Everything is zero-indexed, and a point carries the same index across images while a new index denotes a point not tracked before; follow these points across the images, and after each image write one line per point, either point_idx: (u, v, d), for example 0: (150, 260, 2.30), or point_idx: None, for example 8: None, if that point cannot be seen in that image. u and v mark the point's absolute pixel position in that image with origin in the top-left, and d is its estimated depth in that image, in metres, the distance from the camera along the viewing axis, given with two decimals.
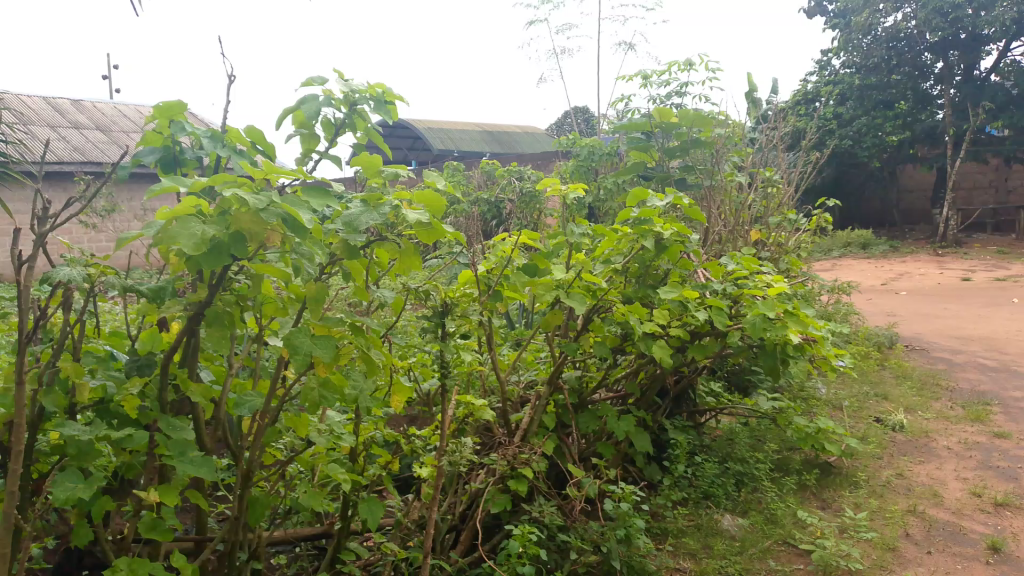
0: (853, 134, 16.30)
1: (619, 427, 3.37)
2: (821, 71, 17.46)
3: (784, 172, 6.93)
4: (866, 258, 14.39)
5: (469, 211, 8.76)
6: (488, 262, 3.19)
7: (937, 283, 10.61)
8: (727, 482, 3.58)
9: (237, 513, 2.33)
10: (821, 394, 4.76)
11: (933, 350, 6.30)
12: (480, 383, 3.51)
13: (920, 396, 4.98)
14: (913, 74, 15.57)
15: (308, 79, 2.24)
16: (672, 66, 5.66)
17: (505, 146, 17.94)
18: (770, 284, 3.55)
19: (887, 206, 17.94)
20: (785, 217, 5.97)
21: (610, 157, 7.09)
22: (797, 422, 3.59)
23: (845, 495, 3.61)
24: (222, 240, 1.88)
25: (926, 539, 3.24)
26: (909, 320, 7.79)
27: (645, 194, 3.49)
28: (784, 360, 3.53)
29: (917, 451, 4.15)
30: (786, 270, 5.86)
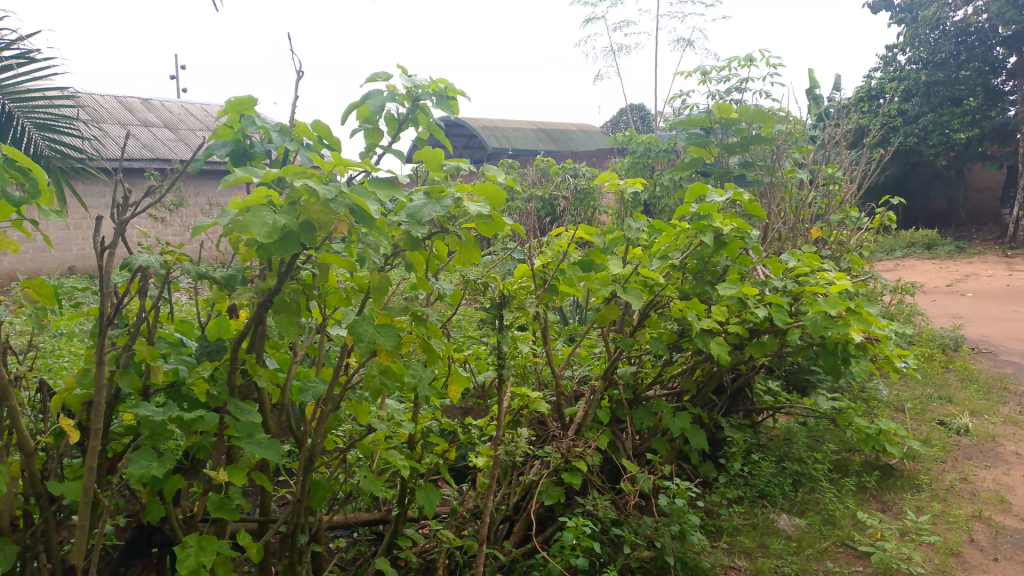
0: (918, 131, 15.82)
1: (674, 423, 3.35)
2: (886, 66, 16.98)
3: (846, 169, 6.77)
4: (930, 258, 13.98)
5: (524, 207, 8.79)
6: (544, 257, 3.21)
7: (1007, 285, 10.25)
8: (784, 481, 3.54)
9: (300, 497, 2.39)
10: (883, 395, 4.65)
11: (1002, 353, 6.10)
12: (535, 376, 3.53)
13: (987, 400, 4.83)
14: (984, 69, 15.03)
15: (372, 75, 2.28)
16: (732, 61, 5.59)
17: (560, 144, 17.90)
18: (832, 282, 3.48)
19: (954, 206, 17.37)
20: (848, 215, 5.83)
21: (667, 154, 7.02)
22: (858, 422, 3.52)
23: (907, 497, 3.53)
24: (293, 229, 1.94)
25: (992, 545, 3.15)
26: (977, 322, 7.54)
27: (705, 189, 3.45)
28: (845, 359, 3.47)
29: (983, 455, 4.03)
30: (847, 269, 5.74)
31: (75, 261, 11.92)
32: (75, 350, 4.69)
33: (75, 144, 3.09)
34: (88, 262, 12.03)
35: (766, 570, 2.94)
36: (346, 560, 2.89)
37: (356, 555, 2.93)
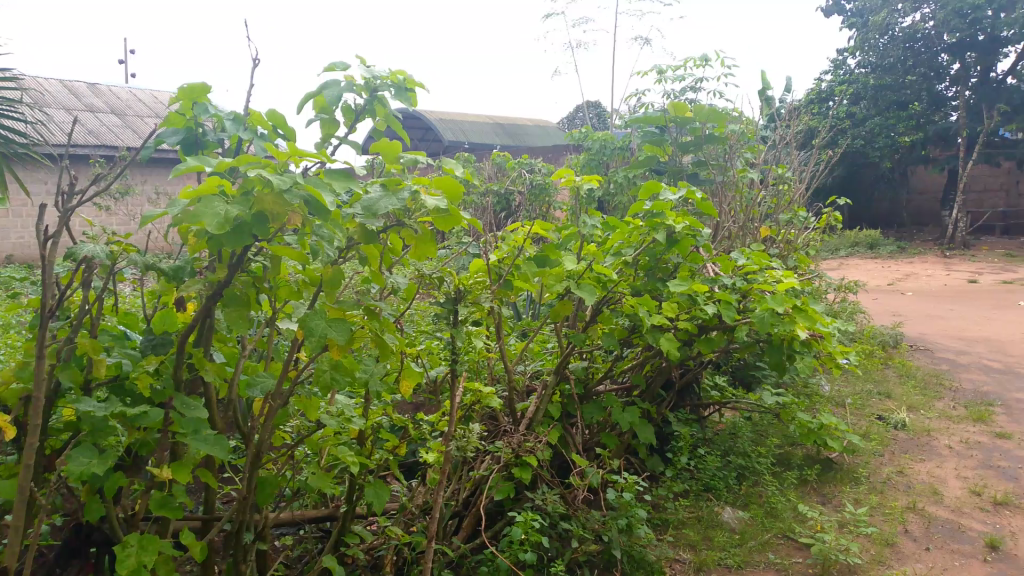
0: (865, 133, 16.19)
1: (623, 418, 3.40)
2: (835, 70, 17.33)
3: (796, 170, 6.90)
4: (872, 258, 14.36)
5: (479, 202, 8.78)
6: (500, 251, 3.23)
7: (944, 285, 10.57)
8: (728, 475, 3.62)
9: (246, 493, 2.36)
10: (824, 391, 4.76)
11: (938, 350, 6.30)
12: (488, 372, 3.52)
13: (922, 395, 4.97)
14: (929, 75, 15.43)
15: (330, 65, 2.25)
16: (687, 61, 5.70)
17: (515, 138, 17.91)
18: (780, 280, 3.55)
19: (896, 207, 17.87)
20: (796, 214, 5.93)
21: (622, 152, 7.10)
22: (800, 417, 3.60)
23: (846, 490, 3.63)
24: (245, 220, 1.91)
25: (925, 536, 3.25)
26: (915, 321, 7.78)
27: (658, 187, 3.52)
28: (790, 356, 3.55)
29: (918, 449, 4.15)
30: (793, 267, 5.87)
31: (14, 250, 11.58)
32: (13, 343, 4.54)
33: (14, 129, 2.98)
34: (30, 250, 11.68)
35: (710, 562, 3.01)
36: (292, 558, 2.85)
37: (302, 553, 2.91)
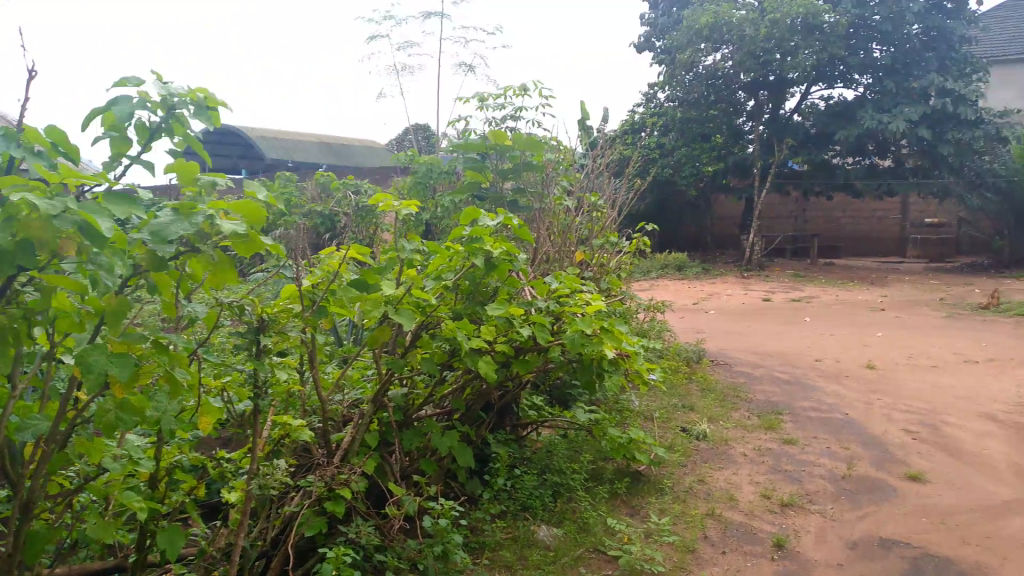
0: (673, 163, 17.34)
1: (442, 443, 3.37)
2: (647, 103, 18.46)
3: (610, 197, 7.23)
4: (680, 279, 15.36)
5: (300, 223, 8.48)
6: (313, 276, 3.10)
7: (742, 303, 11.50)
8: (544, 493, 3.68)
9: (12, 551, 2.11)
10: (635, 406, 5.00)
11: (736, 364, 6.80)
12: (302, 402, 3.38)
13: (722, 407, 5.34)
14: (728, 110, 16.60)
15: (121, 79, 2.09)
16: (508, 90, 5.85)
17: (342, 159, 17.57)
18: (590, 303, 3.69)
19: (701, 232, 19.31)
20: (609, 239, 6.22)
21: (448, 176, 7.10)
22: (611, 432, 3.74)
23: (652, 501, 3.81)
24: (6, 247, 1.72)
25: (722, 540, 3.46)
26: (716, 337, 8.38)
27: (477, 213, 3.55)
28: (600, 374, 3.68)
29: (717, 457, 4.43)
30: (607, 290, 6.14)
31: None
32: None
33: None
34: None
35: None
36: None
37: None
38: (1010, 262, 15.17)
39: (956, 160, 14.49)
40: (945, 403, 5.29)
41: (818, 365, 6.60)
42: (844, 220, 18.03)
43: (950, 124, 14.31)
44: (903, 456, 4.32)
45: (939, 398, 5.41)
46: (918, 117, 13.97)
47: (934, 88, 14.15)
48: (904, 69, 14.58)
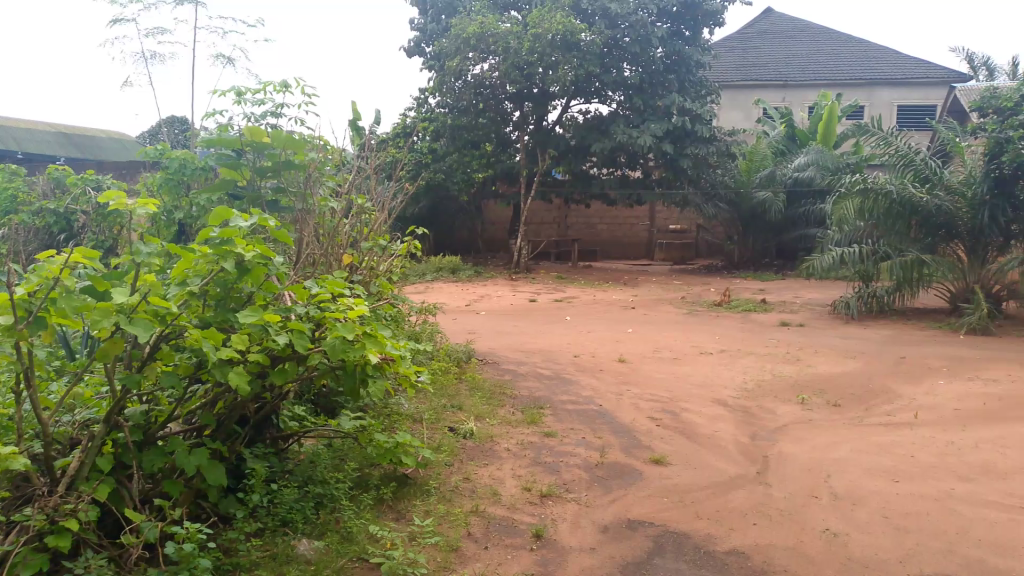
0: (444, 168, 17.57)
1: (189, 462, 3.11)
2: (418, 107, 18.56)
3: (379, 199, 7.13)
4: (453, 282, 15.58)
5: (28, 222, 7.50)
6: (28, 284, 2.69)
7: (511, 304, 11.93)
8: (306, 506, 3.54)
9: None
10: (403, 409, 4.97)
11: (504, 363, 7.00)
12: (17, 427, 3.00)
13: (488, 405, 5.47)
14: (496, 119, 16.83)
15: None
16: (267, 85, 5.56)
17: (84, 153, 15.82)
18: (352, 307, 3.59)
19: (473, 236, 19.87)
20: (377, 242, 6.09)
21: (205, 172, 6.50)
22: (377, 438, 3.67)
23: (417, 504, 3.80)
24: None
25: (484, 535, 3.54)
26: (486, 337, 8.60)
27: (230, 213, 3.33)
28: (363, 380, 3.55)
29: (482, 455, 4.52)
30: (376, 294, 6.07)
31: None
32: None
33: None
34: None
35: None
36: None
37: None
38: (739, 263, 17.20)
39: (694, 173, 16.08)
40: (684, 391, 5.84)
41: (578, 361, 7.01)
42: (601, 225, 19.35)
43: (689, 140, 15.84)
44: (648, 442, 4.69)
45: (680, 387, 5.97)
46: (662, 133, 15.29)
47: (675, 107, 15.62)
48: (650, 88, 15.76)
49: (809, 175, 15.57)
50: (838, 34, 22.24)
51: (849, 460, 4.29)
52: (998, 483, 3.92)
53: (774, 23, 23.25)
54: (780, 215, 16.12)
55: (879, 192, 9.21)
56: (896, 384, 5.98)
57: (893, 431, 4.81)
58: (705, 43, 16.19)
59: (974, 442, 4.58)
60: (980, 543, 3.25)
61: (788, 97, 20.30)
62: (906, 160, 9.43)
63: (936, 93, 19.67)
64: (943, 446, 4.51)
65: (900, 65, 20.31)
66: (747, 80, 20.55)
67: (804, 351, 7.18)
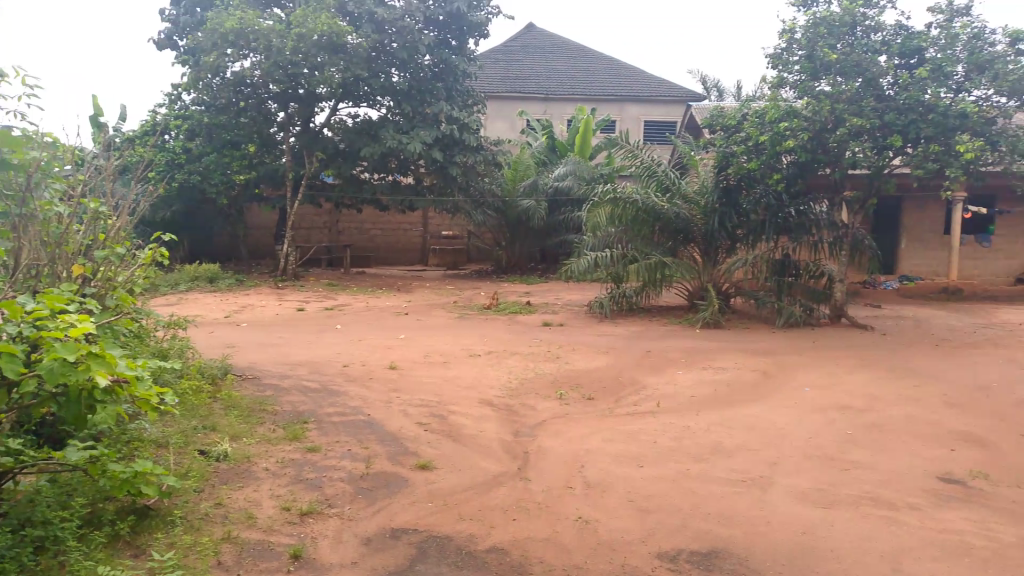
0: (201, 169, 16.21)
1: None
2: (171, 103, 17.08)
3: (119, 198, 6.39)
4: (211, 291, 14.38)
5: None
6: None
7: (277, 314, 11.34)
8: (23, 551, 3.07)
9: None
10: (146, 433, 4.42)
11: (266, 376, 6.56)
12: None
13: (245, 423, 5.06)
14: (258, 118, 15.62)
15: None
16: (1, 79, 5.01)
17: None
18: (77, 325, 3.16)
19: (235, 241, 18.93)
20: (115, 251, 5.27)
21: None
22: (112, 468, 3.31)
23: (159, 537, 3.47)
24: None
25: (237, 563, 3.32)
26: (246, 349, 8.06)
27: None
28: (92, 406, 3.12)
29: (237, 476, 4.21)
30: (116, 307, 5.47)
31: None
32: None
33: None
34: None
35: None
36: None
37: None
38: (506, 267, 17.97)
39: (464, 180, 16.16)
40: (451, 394, 5.91)
41: (345, 370, 6.82)
42: (375, 232, 19.06)
43: (457, 148, 15.89)
44: (414, 447, 4.69)
45: (447, 390, 6.03)
46: (432, 140, 15.26)
47: (443, 116, 15.60)
48: (418, 95, 15.62)
49: (567, 184, 16.65)
50: (592, 52, 23.83)
51: (601, 449, 4.58)
52: (724, 461, 4.38)
53: (536, 37, 24.37)
54: (541, 223, 17.06)
55: (627, 200, 9.92)
56: (642, 375, 6.51)
57: (638, 420, 5.21)
58: (472, 53, 16.31)
59: (705, 424, 5.09)
60: (709, 516, 3.60)
61: (548, 111, 21.52)
62: (649, 171, 10.20)
63: (675, 112, 21.81)
64: (680, 430, 4.97)
65: (646, 84, 22.20)
66: (512, 91, 21.37)
67: (563, 349, 7.59)
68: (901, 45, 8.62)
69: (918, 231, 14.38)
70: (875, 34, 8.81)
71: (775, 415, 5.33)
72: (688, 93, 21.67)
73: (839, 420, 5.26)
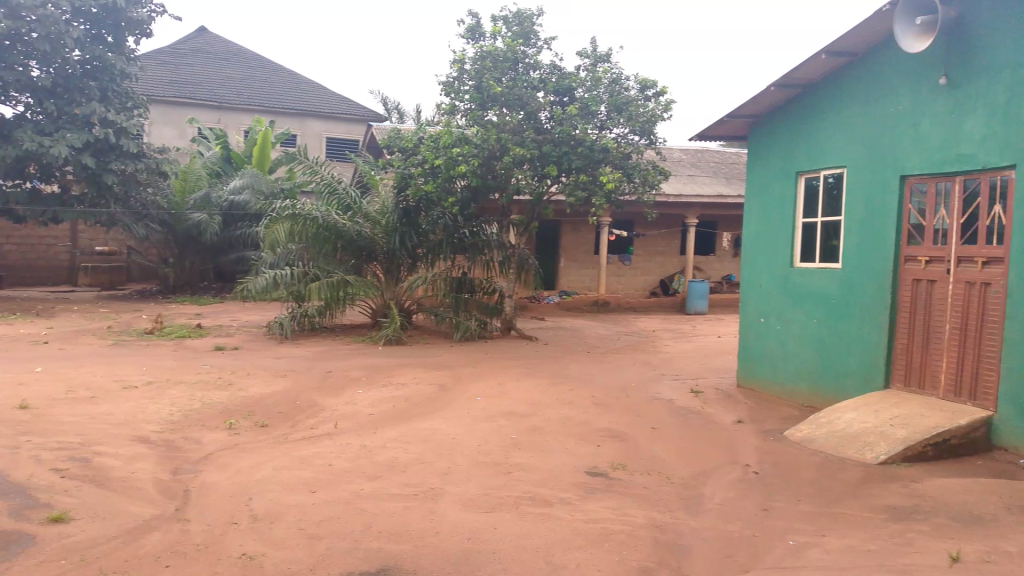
0: None
1: None
2: None
3: None
4: None
5: None
6: None
7: None
8: None
9: None
10: None
11: None
12: None
13: None
14: None
15: None
16: None
17: None
18: None
19: None
20: None
21: None
22: None
23: None
24: None
25: None
26: None
27: None
28: None
29: None
30: None
31: None
32: None
33: None
34: None
35: None
36: None
37: None
38: (174, 287, 16.60)
39: (121, 190, 14.61)
40: (100, 433, 5.28)
41: None
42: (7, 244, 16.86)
43: (112, 155, 14.30)
44: (48, 499, 4.08)
45: (96, 430, 5.38)
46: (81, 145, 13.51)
47: (96, 117, 13.88)
48: (65, 94, 13.74)
49: (244, 198, 15.91)
50: (271, 63, 23.07)
51: (272, 478, 4.41)
52: (398, 477, 4.46)
53: (208, 42, 22.96)
54: (215, 238, 16.10)
55: (307, 217, 9.73)
56: (320, 397, 6.41)
57: (313, 444, 5.11)
58: (131, 52, 14.55)
59: (381, 442, 5.15)
60: (380, 534, 3.64)
61: (222, 120, 20.46)
62: (330, 189, 10.24)
63: (358, 130, 21.98)
64: (356, 450, 4.97)
65: (328, 100, 22.03)
66: (181, 97, 19.95)
67: (236, 375, 7.19)
68: (555, 83, 9.62)
69: (577, 251, 16.06)
70: (533, 71, 9.71)
71: (449, 427, 5.57)
72: (368, 113, 21.94)
73: (506, 426, 5.65)
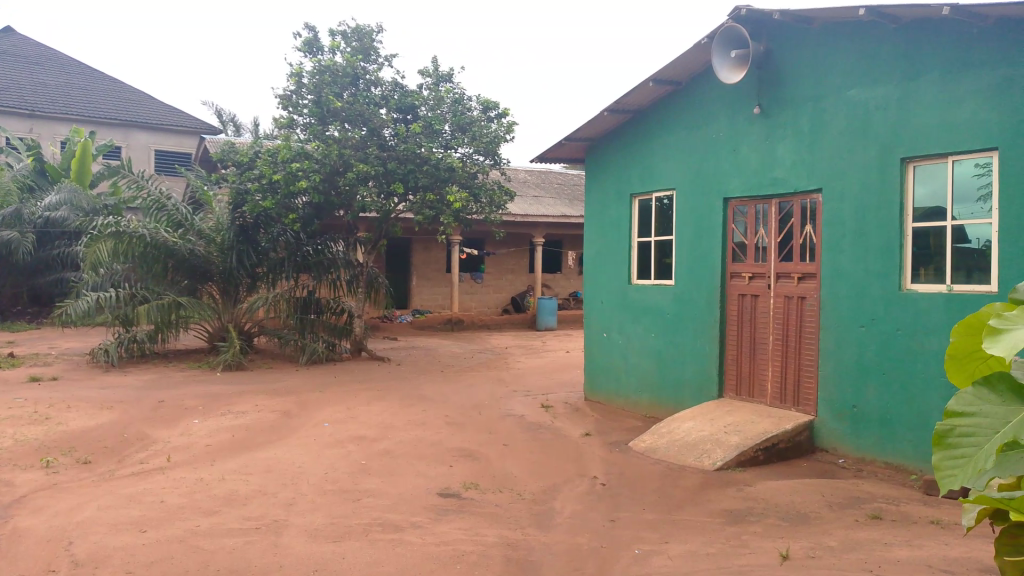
0: None
1: None
2: None
3: None
4: None
5: None
6: None
7: None
8: None
9: None
10: None
11: None
12: None
13: None
14: None
15: None
16: None
17: None
18: None
19: None
20: None
21: None
22: None
23: None
24: None
25: None
26: None
27: None
28: None
29: None
30: None
31: None
32: None
33: None
34: None
35: None
36: None
37: None
38: None
39: None
40: None
41: None
42: None
43: None
44: None
45: None
46: None
47: None
48: None
49: (61, 215, 14.60)
50: (91, 71, 21.51)
51: (95, 520, 4.03)
52: (238, 510, 4.21)
53: (15, 46, 21.12)
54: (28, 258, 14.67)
55: (132, 234, 9.05)
56: (150, 430, 5.96)
57: (142, 480, 4.73)
58: None
59: (219, 474, 4.85)
60: (218, 572, 3.41)
61: (35, 129, 18.80)
62: (157, 205, 9.72)
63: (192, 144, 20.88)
64: (192, 484, 4.65)
65: (158, 112, 20.78)
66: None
67: (52, 409, 6.55)
68: (397, 101, 9.60)
69: (427, 270, 16.00)
70: (374, 88, 9.67)
71: (294, 455, 5.34)
72: (203, 126, 20.92)
73: (355, 451, 5.49)
